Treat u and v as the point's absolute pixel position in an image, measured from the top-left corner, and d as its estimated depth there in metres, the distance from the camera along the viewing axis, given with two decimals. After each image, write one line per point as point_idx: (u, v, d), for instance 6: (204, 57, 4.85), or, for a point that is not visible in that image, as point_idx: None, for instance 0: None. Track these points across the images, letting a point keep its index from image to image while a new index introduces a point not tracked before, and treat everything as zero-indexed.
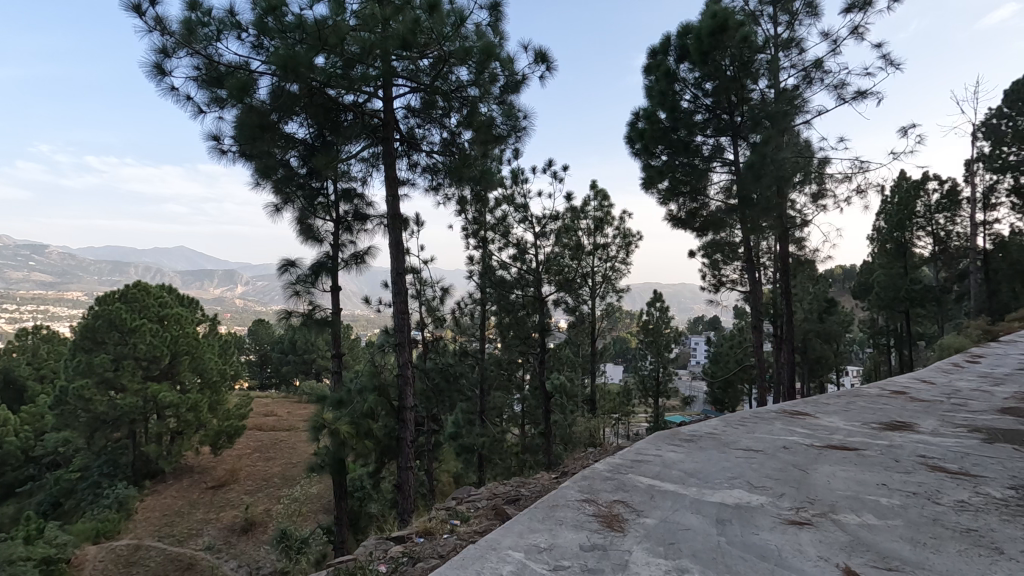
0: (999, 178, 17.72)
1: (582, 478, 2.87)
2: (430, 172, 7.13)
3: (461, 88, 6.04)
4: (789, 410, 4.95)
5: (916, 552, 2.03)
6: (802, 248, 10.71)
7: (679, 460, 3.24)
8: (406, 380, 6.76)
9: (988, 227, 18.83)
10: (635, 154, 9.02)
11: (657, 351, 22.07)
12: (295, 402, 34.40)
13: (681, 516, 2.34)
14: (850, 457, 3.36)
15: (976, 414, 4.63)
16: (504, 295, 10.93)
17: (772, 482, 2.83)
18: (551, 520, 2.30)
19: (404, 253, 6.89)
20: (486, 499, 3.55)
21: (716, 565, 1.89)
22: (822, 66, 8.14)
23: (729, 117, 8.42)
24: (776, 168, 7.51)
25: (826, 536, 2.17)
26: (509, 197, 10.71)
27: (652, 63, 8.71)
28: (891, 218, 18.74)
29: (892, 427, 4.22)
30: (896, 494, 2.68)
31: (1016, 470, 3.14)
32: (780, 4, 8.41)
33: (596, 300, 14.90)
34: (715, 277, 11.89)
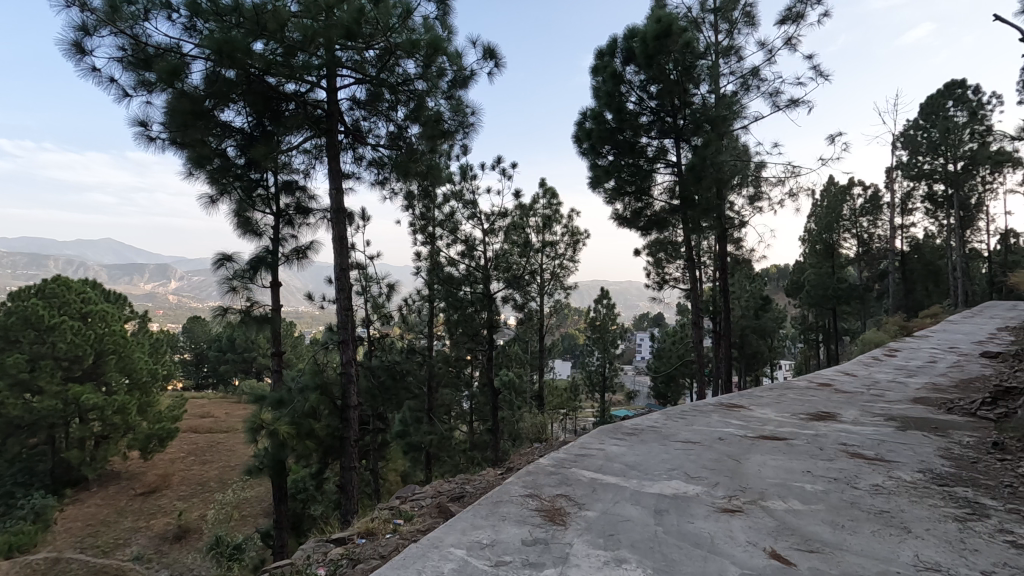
0: (915, 185, 19.11)
1: (526, 473, 2.90)
2: (376, 167, 6.97)
3: (408, 81, 5.93)
4: (726, 403, 5.17)
5: (836, 534, 2.17)
6: (739, 248, 11.22)
7: (621, 453, 3.33)
8: (349, 379, 6.59)
9: (906, 230, 20.35)
10: (583, 153, 9.12)
11: (604, 347, 22.51)
12: (234, 402, 33.03)
13: (621, 508, 2.40)
14: (780, 446, 3.55)
15: (892, 404, 5.00)
16: (452, 291, 10.83)
17: (708, 472, 2.95)
18: (495, 516, 2.31)
19: (348, 249, 6.71)
20: (431, 496, 3.50)
21: (654, 555, 1.95)
22: (759, 74, 8.51)
23: (673, 120, 8.63)
24: (716, 171, 7.81)
25: (755, 522, 2.28)
26: (458, 193, 10.61)
27: (599, 64, 8.84)
28: (821, 221, 19.87)
29: (818, 417, 4.50)
30: (819, 480, 2.85)
31: (924, 455, 3.41)
32: (721, 13, 8.72)
33: (544, 297, 14.97)
34: (659, 275, 12.27)
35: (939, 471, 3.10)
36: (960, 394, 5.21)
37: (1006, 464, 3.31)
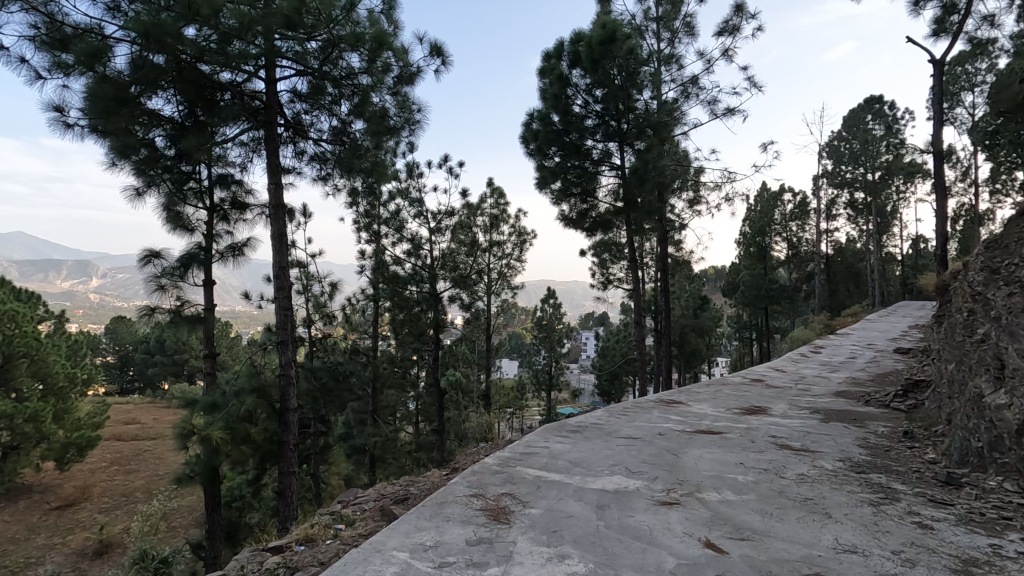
0: (839, 193, 20.43)
1: (471, 473, 2.90)
2: (318, 162, 6.75)
3: (352, 75, 5.78)
4: (666, 399, 5.35)
5: (765, 522, 2.29)
6: (679, 250, 11.63)
7: (565, 451, 3.39)
8: (288, 381, 6.35)
9: (830, 235, 21.73)
10: (530, 154, 9.19)
11: (550, 346, 22.77)
12: (162, 407, 31.19)
13: (565, 504, 2.44)
14: (716, 440, 3.71)
15: (816, 397, 5.33)
16: (398, 291, 10.63)
17: (648, 467, 3.05)
18: (439, 517, 2.30)
19: (287, 246, 6.48)
20: (374, 499, 3.41)
21: (595, 549, 1.99)
22: (698, 83, 8.85)
23: (617, 124, 8.83)
24: (657, 174, 8.05)
25: (691, 513, 2.37)
26: (404, 191, 10.44)
27: (546, 66, 8.93)
28: (754, 225, 20.84)
29: (750, 411, 4.73)
30: (751, 471, 3.00)
31: (844, 445, 3.65)
32: (663, 22, 9.01)
33: (491, 297, 14.96)
34: (603, 275, 12.51)
35: (857, 459, 3.33)
36: (875, 387, 5.62)
37: (914, 451, 3.61)
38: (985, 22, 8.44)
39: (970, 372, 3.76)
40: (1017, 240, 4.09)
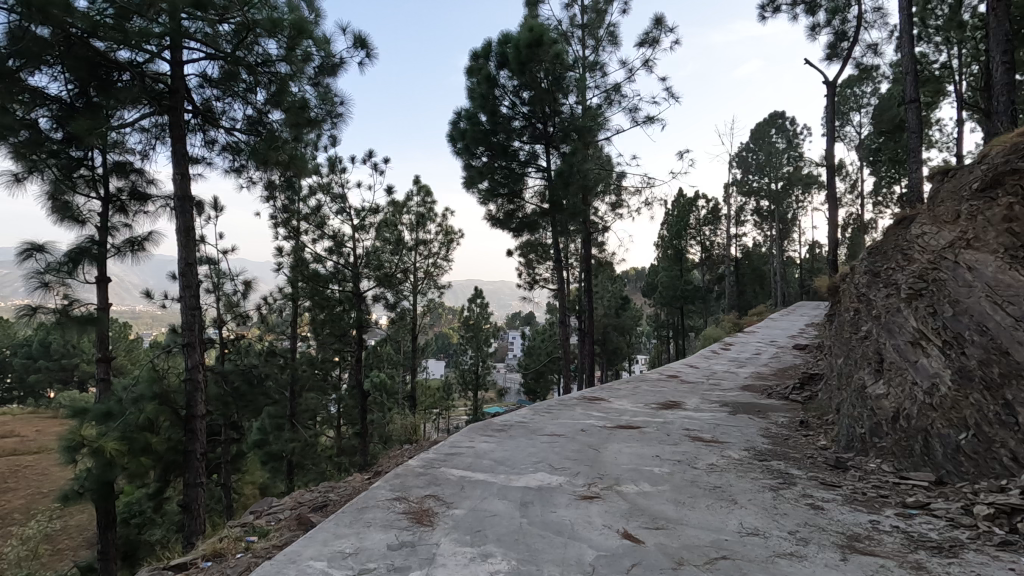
0: (747, 201, 21.92)
1: (393, 476, 2.84)
2: (230, 152, 6.35)
3: (268, 62, 5.45)
4: (588, 396, 5.50)
5: (678, 510, 2.41)
6: (602, 251, 12.01)
7: (490, 450, 3.40)
8: (195, 386, 5.92)
9: (739, 239, 23.28)
10: (457, 153, 9.11)
11: (477, 346, 22.68)
12: (46, 418, 28.11)
13: (488, 503, 2.45)
14: (634, 434, 3.86)
15: (725, 391, 5.70)
16: (318, 290, 10.18)
17: (570, 463, 3.13)
18: (360, 522, 2.24)
19: (195, 241, 6.04)
20: (290, 508, 3.25)
21: (518, 546, 2.01)
22: (620, 91, 9.17)
23: (544, 127, 8.98)
24: (582, 177, 8.25)
25: (610, 506, 2.46)
26: (325, 186, 10.04)
27: (473, 65, 8.92)
28: (672, 229, 21.86)
29: (666, 405, 4.97)
30: (666, 463, 3.15)
31: (749, 435, 3.93)
32: (588, 29, 9.26)
33: (417, 297, 14.69)
34: (530, 275, 12.76)
35: (759, 448, 3.59)
36: (776, 381, 6.09)
37: (809, 439, 3.95)
38: (869, 50, 9.37)
39: (856, 365, 4.16)
40: (894, 246, 4.55)
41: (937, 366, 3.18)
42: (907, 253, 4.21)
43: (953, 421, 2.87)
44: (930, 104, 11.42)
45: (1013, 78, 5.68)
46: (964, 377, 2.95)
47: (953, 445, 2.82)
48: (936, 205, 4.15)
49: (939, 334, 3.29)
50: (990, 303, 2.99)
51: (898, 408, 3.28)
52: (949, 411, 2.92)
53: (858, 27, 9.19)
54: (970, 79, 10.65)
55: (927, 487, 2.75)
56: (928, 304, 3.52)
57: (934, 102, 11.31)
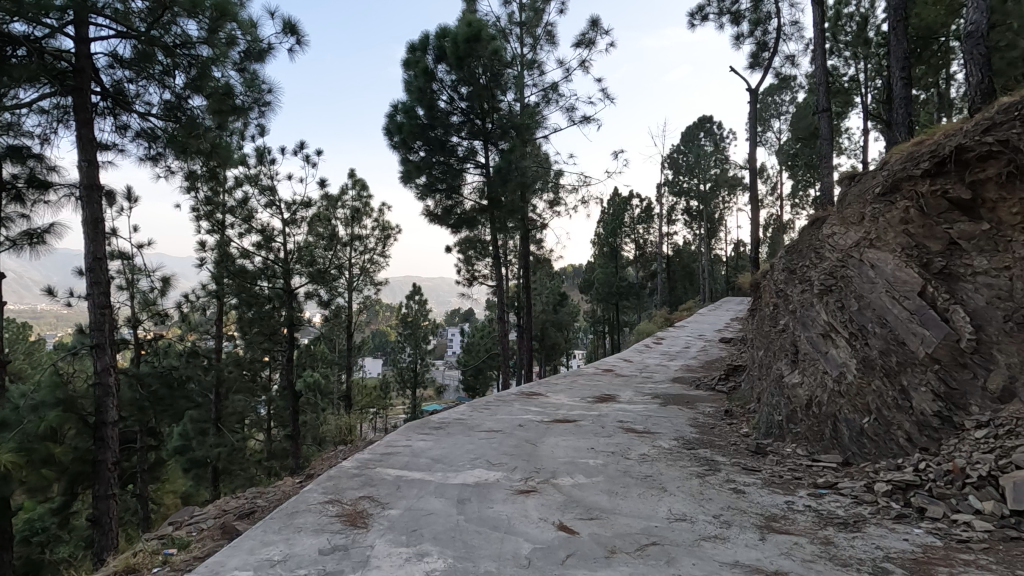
0: (677, 201, 22.81)
1: (325, 479, 2.75)
2: (145, 139, 5.89)
3: (188, 44, 5.03)
4: (526, 392, 5.56)
5: (611, 500, 2.48)
6: (540, 248, 12.14)
7: (426, 448, 3.36)
8: (105, 390, 5.49)
9: (670, 238, 24.21)
10: (393, 146, 8.88)
11: (415, 343, 22.31)
12: None
13: (425, 502, 2.42)
14: (571, 428, 3.94)
15: (657, 384, 5.92)
16: (246, 287, 9.69)
17: (507, 458, 3.15)
18: (289, 528, 2.15)
19: (104, 234, 5.58)
20: (214, 517, 3.07)
21: (454, 544, 2.00)
22: (557, 90, 9.29)
23: (482, 123, 8.97)
24: (520, 175, 8.30)
25: (547, 499, 2.49)
26: (252, 177, 9.55)
27: (410, 58, 8.72)
28: (607, 226, 22.43)
29: (601, 399, 5.10)
30: (600, 455, 3.24)
31: (678, 425, 4.09)
32: (526, 27, 9.31)
33: (352, 294, 14.27)
34: (469, 272, 12.68)
35: (688, 437, 3.75)
36: (703, 373, 6.39)
37: (732, 427, 4.16)
38: (787, 61, 9.97)
39: (774, 357, 4.43)
40: (808, 245, 4.87)
41: (844, 356, 3.45)
42: (820, 252, 4.51)
43: (858, 407, 3.14)
44: (840, 114, 12.32)
45: (910, 94, 6.20)
46: (868, 366, 3.23)
47: (858, 429, 3.08)
48: (844, 207, 4.46)
49: (846, 326, 3.56)
50: (890, 298, 3.27)
51: (811, 396, 3.54)
52: (855, 398, 3.18)
53: (777, 39, 9.76)
54: (875, 92, 11.57)
55: (835, 468, 2.98)
56: (837, 299, 3.80)
57: (843, 112, 12.19)
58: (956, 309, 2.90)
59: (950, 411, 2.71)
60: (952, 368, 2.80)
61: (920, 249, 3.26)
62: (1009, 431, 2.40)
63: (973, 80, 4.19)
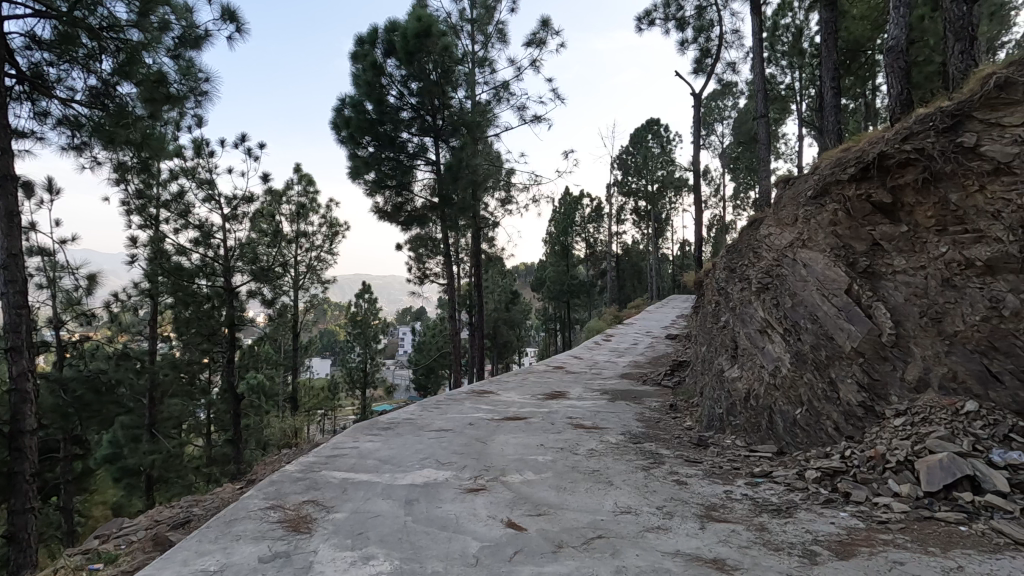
0: (626, 201, 23.31)
1: (267, 484, 2.66)
2: (68, 127, 5.48)
3: (117, 27, 4.70)
4: (477, 390, 5.55)
5: (559, 496, 2.52)
6: (492, 246, 12.14)
7: (374, 449, 3.30)
8: (23, 397, 5.06)
9: (619, 237, 24.73)
10: (340, 141, 8.62)
11: (365, 343, 21.84)
12: None
13: (371, 505, 2.38)
14: (521, 425, 3.97)
15: (605, 380, 6.05)
16: (182, 285, 9.16)
17: (457, 457, 3.14)
18: (228, 536, 2.07)
19: (20, 229, 5.17)
20: (145, 529, 2.91)
21: (401, 545, 1.98)
22: (509, 88, 9.30)
23: (432, 120, 8.88)
24: (471, 172, 8.28)
25: (495, 497, 2.50)
26: (189, 170, 9.08)
27: (358, 51, 8.48)
28: (559, 225, 22.69)
29: (551, 396, 5.17)
30: (549, 451, 3.28)
31: (626, 420, 4.20)
32: (478, 25, 9.27)
33: (298, 293, 13.83)
34: (420, 270, 12.54)
35: (635, 432, 3.85)
36: (650, 369, 6.56)
37: (677, 420, 4.31)
38: (729, 68, 10.35)
39: (716, 353, 4.62)
40: (747, 245, 5.10)
41: (780, 352, 3.64)
42: (757, 251, 4.73)
43: (791, 399, 3.32)
44: (778, 120, 12.92)
45: (840, 103, 6.57)
46: (801, 360, 3.42)
47: (791, 420, 3.25)
48: (778, 209, 4.69)
49: (782, 322, 3.76)
50: (820, 296, 3.48)
51: (749, 389, 3.71)
52: (789, 391, 3.37)
53: (719, 46, 10.13)
54: (808, 100, 12.20)
55: (770, 457, 3.13)
56: (773, 296, 4.00)
57: (781, 118, 12.79)
58: (878, 306, 3.11)
59: (872, 400, 2.91)
60: (875, 361, 3.00)
61: (846, 249, 3.47)
62: (924, 419, 2.60)
63: (894, 92, 4.45)
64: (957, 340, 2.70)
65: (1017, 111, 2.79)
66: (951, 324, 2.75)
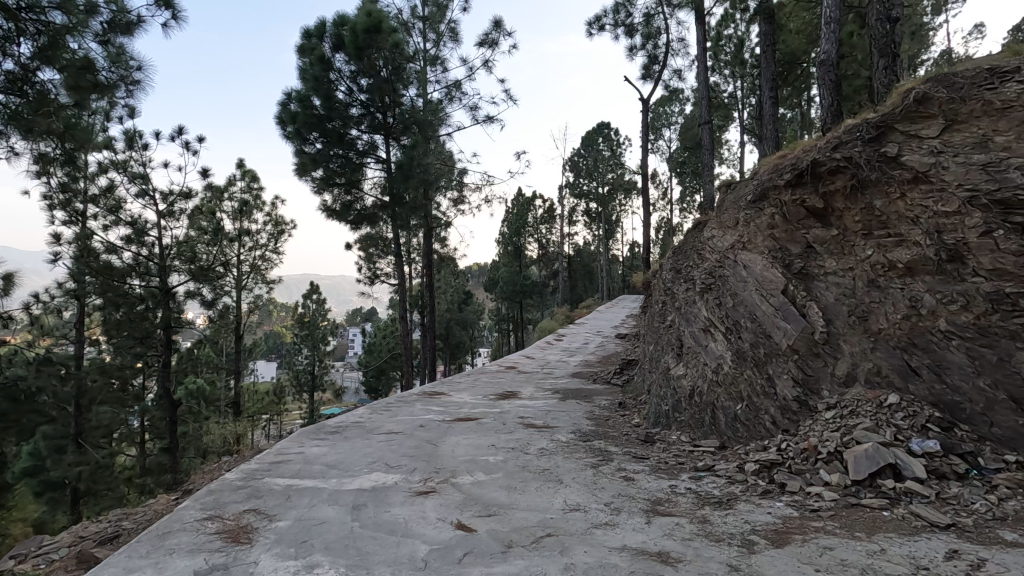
0: (578, 203, 23.65)
1: (204, 494, 2.53)
2: None
3: (37, 8, 4.34)
4: (427, 391, 5.49)
5: (510, 495, 2.53)
6: (444, 246, 12.06)
7: (321, 454, 3.21)
8: None
9: (571, 238, 25.07)
10: (286, 137, 8.31)
11: (312, 344, 21.19)
12: None
13: (317, 511, 2.31)
14: (472, 426, 3.95)
15: (557, 380, 6.11)
16: (112, 285, 8.67)
17: (406, 459, 3.09)
18: (160, 550, 1.96)
19: None
20: (67, 547, 2.70)
21: (348, 552, 1.93)
22: (461, 88, 9.26)
23: (382, 117, 8.72)
24: (422, 172, 8.20)
25: (445, 499, 2.48)
26: (120, 163, 8.56)
27: (305, 44, 8.24)
28: (511, 226, 22.77)
29: (503, 396, 5.18)
30: (500, 451, 3.28)
31: (576, 419, 4.26)
32: (429, 22, 9.19)
33: (241, 293, 13.28)
34: (370, 270, 12.30)
35: (584, 430, 3.91)
36: (600, 368, 6.68)
37: (625, 418, 4.40)
38: (675, 75, 10.67)
39: (662, 351, 4.76)
40: (692, 247, 5.28)
41: (723, 350, 3.79)
42: (701, 252, 4.91)
43: (733, 395, 3.46)
44: (721, 127, 13.43)
45: (777, 112, 6.89)
46: (741, 358, 3.58)
47: (732, 415, 3.39)
48: (720, 212, 4.87)
49: (724, 321, 3.91)
50: (760, 296, 3.64)
51: (694, 386, 3.84)
52: (731, 387, 3.52)
53: (666, 53, 10.43)
54: (749, 109, 12.74)
55: (713, 451, 3.24)
56: (715, 296, 4.15)
57: (723, 125, 13.31)
58: (811, 305, 3.28)
59: (806, 395, 3.07)
60: (808, 357, 3.17)
61: (783, 251, 3.65)
62: (852, 411, 2.77)
63: (826, 104, 4.71)
64: (881, 337, 2.89)
65: (933, 124, 3.00)
66: (876, 322, 2.93)
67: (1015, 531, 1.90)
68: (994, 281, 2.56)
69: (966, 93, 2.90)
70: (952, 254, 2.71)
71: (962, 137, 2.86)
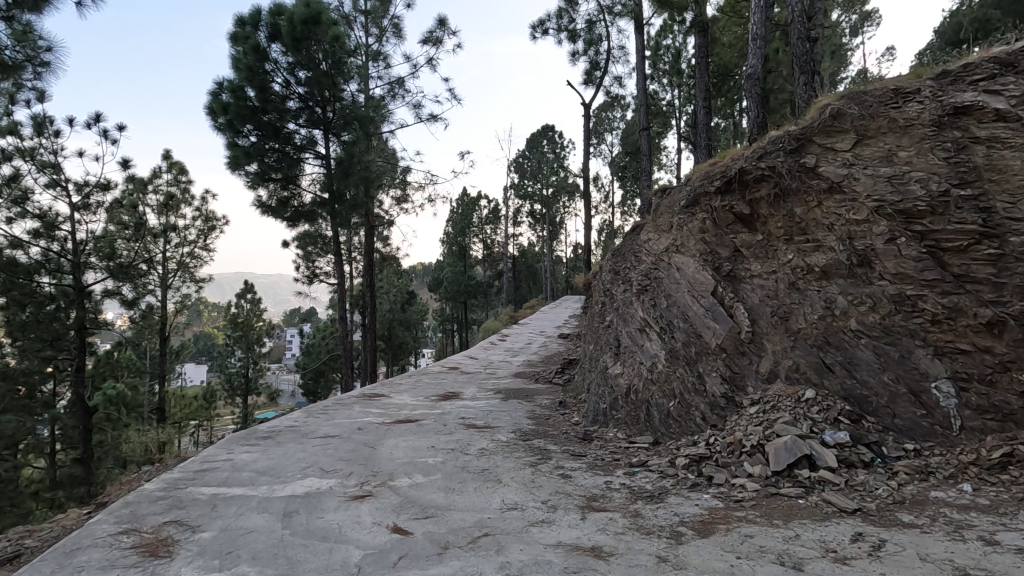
0: (522, 204, 23.83)
1: (119, 507, 2.37)
2: None
3: None
4: (367, 394, 5.37)
5: (448, 497, 2.52)
6: (386, 245, 11.83)
7: (251, 461, 3.08)
8: None
9: (515, 238, 25.21)
10: (217, 128, 7.88)
11: (246, 346, 20.24)
12: None
13: (244, 520, 2.21)
14: (412, 428, 3.90)
15: (499, 380, 6.13)
16: (17, 283, 7.89)
17: (342, 463, 3.02)
18: (67, 569, 1.82)
19: None
20: None
21: (277, 561, 1.87)
22: (404, 85, 9.12)
23: (322, 112, 8.46)
24: (363, 169, 8.03)
25: (381, 502, 2.44)
26: (28, 151, 7.88)
27: (238, 32, 7.86)
28: (456, 226, 22.63)
29: (444, 397, 5.14)
30: (440, 452, 3.26)
31: (517, 418, 4.29)
32: (371, 17, 9.00)
33: (166, 292, 12.51)
34: (308, 269, 11.90)
35: (524, 429, 3.94)
36: (542, 368, 6.76)
37: (565, 416, 4.47)
38: (616, 81, 10.95)
39: (601, 351, 4.86)
40: (629, 249, 5.44)
41: (658, 349, 3.92)
42: (638, 254, 5.06)
43: (665, 392, 3.60)
44: (659, 134, 13.91)
45: (710, 122, 7.21)
46: (674, 357, 3.72)
47: (665, 411, 3.52)
48: (656, 216, 5.05)
49: (658, 322, 4.05)
50: (692, 297, 3.81)
51: (630, 385, 3.96)
52: (664, 385, 3.65)
53: (607, 60, 10.68)
54: (686, 117, 13.27)
55: (647, 447, 3.35)
56: (651, 297, 4.30)
57: (662, 132, 13.79)
58: (738, 306, 3.47)
59: (732, 392, 3.23)
60: (735, 356, 3.35)
61: (712, 255, 3.83)
62: (773, 406, 2.94)
63: (753, 115, 4.97)
64: (800, 336, 3.09)
65: (846, 138, 3.22)
66: (795, 322, 3.14)
67: (911, 513, 2.08)
68: (898, 284, 2.80)
69: (875, 111, 3.14)
70: (861, 259, 2.94)
71: (872, 151, 3.09)
